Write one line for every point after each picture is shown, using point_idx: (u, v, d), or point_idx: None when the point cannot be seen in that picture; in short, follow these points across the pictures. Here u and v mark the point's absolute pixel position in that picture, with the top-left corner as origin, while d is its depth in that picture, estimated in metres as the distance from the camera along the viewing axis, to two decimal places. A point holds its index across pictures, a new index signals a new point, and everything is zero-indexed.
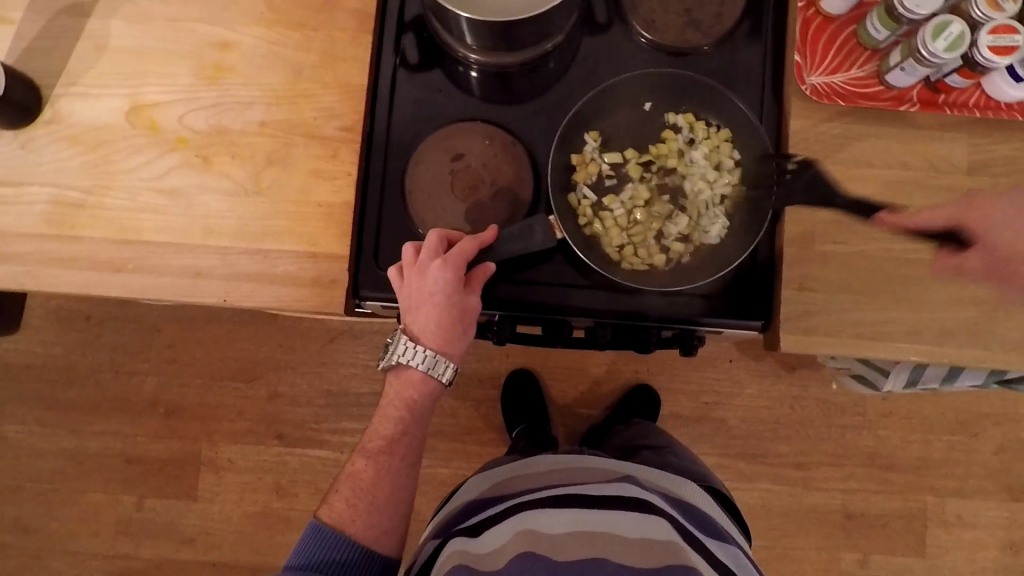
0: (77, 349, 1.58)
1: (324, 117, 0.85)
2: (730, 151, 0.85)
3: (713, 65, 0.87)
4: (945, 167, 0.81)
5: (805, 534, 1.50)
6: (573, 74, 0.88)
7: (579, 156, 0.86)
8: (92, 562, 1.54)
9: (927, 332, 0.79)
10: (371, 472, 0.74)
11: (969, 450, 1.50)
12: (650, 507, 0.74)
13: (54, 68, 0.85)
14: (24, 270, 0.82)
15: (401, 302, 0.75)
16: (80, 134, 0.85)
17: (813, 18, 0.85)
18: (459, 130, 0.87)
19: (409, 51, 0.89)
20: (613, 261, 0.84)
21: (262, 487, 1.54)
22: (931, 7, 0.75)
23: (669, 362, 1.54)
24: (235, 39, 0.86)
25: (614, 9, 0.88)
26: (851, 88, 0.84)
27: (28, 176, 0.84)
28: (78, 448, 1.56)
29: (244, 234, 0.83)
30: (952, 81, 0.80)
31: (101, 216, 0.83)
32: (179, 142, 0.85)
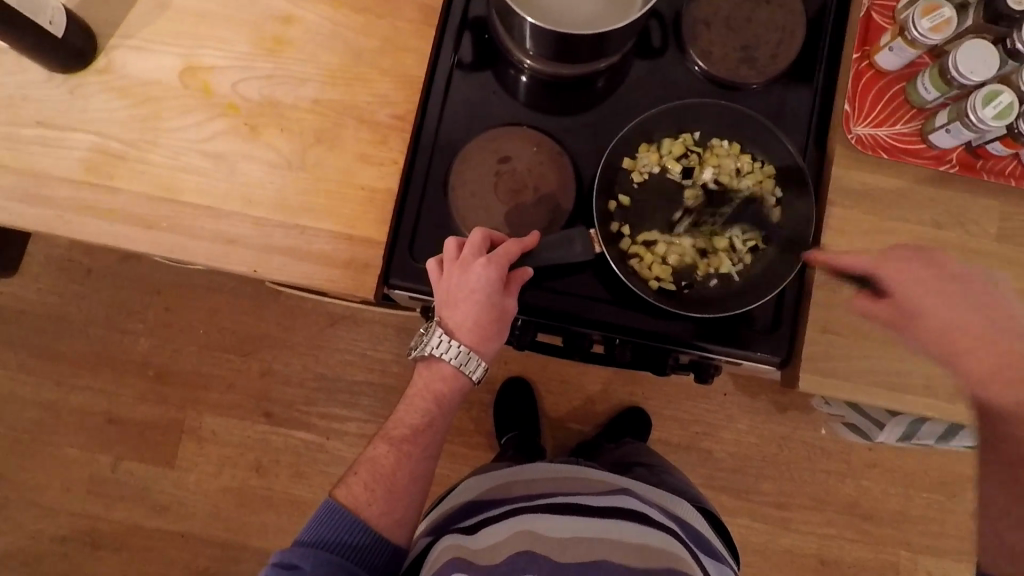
0: (75, 301, 1.56)
1: (378, 102, 0.86)
2: (773, 188, 0.85)
3: (760, 103, 0.89)
4: (976, 231, 0.84)
5: (778, 574, 1.51)
6: (623, 95, 0.90)
7: (631, 162, 0.86)
8: (61, 519, 1.51)
9: (939, 388, 0.82)
10: (391, 459, 0.74)
11: (946, 510, 1.52)
12: (648, 520, 0.75)
13: (111, 18, 0.85)
14: (55, 215, 0.82)
15: (438, 296, 0.75)
16: (130, 87, 0.84)
17: (866, 71, 0.88)
18: (509, 134, 0.87)
19: (467, 50, 0.90)
20: (634, 273, 0.83)
21: (243, 463, 1.53)
22: (983, 76, 0.77)
23: (664, 388, 1.55)
24: (298, 14, 0.87)
25: (672, 36, 0.90)
26: (895, 143, 0.86)
27: (71, 122, 0.83)
28: (62, 401, 1.54)
29: (283, 207, 0.83)
30: (993, 148, 0.83)
31: (141, 171, 0.83)
32: (229, 108, 0.85)
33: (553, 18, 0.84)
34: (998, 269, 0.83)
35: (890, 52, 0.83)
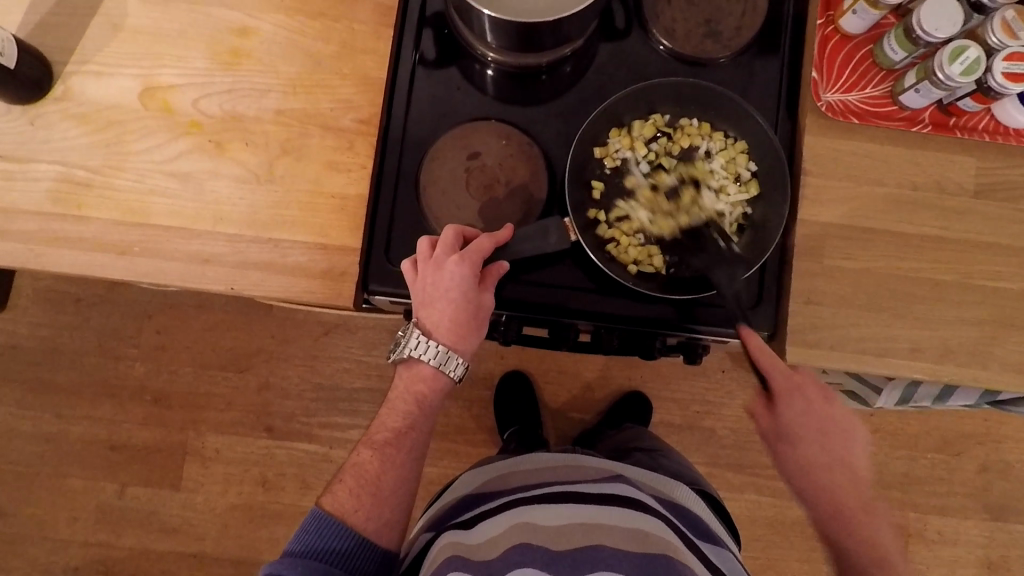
0: (65, 332, 1.55)
1: (341, 107, 0.85)
2: (746, 163, 0.85)
3: (729, 77, 0.88)
4: (953, 189, 0.83)
5: (789, 545, 1.52)
6: (589, 79, 0.89)
7: (602, 149, 0.85)
8: (71, 550, 1.51)
9: (929, 350, 0.81)
10: (376, 463, 0.74)
11: (953, 469, 1.51)
12: (644, 506, 0.75)
13: (65, 44, 0.84)
14: (26, 248, 0.81)
15: (414, 296, 0.75)
16: (89, 112, 0.83)
17: (832, 36, 0.86)
18: (477, 128, 0.86)
19: (428, 47, 0.89)
20: (613, 259, 0.82)
21: (248, 479, 1.53)
22: (949, 32, 0.76)
23: (662, 370, 1.55)
24: (253, 25, 0.85)
25: (635, 16, 0.89)
26: (867, 107, 0.85)
27: (34, 153, 0.82)
28: (62, 432, 1.53)
29: (254, 222, 0.82)
30: (964, 105, 0.82)
31: (108, 197, 0.82)
32: (193, 126, 0.84)
33: (529, 14, 0.82)
34: (978, 225, 0.82)
35: (854, 15, 0.82)
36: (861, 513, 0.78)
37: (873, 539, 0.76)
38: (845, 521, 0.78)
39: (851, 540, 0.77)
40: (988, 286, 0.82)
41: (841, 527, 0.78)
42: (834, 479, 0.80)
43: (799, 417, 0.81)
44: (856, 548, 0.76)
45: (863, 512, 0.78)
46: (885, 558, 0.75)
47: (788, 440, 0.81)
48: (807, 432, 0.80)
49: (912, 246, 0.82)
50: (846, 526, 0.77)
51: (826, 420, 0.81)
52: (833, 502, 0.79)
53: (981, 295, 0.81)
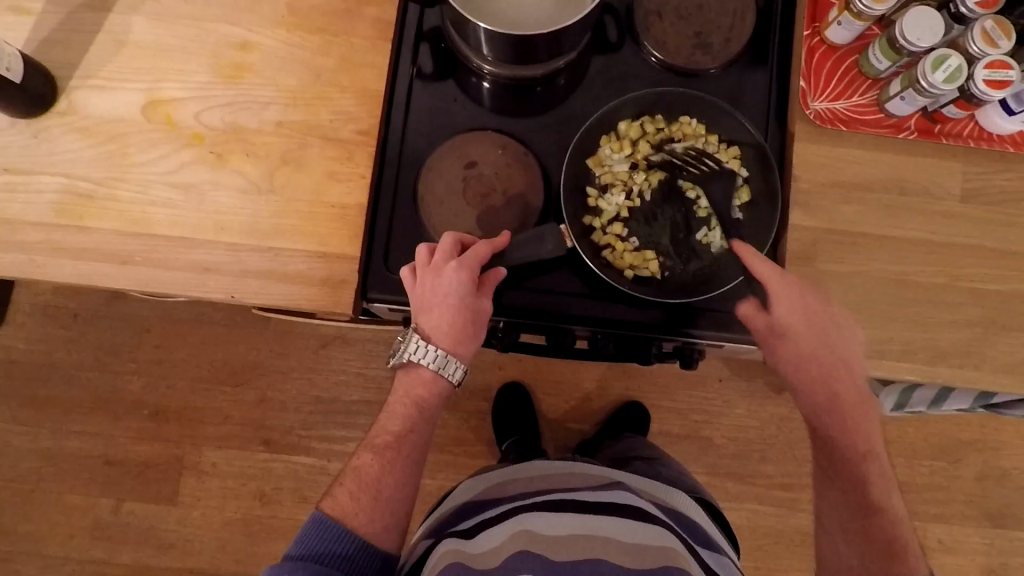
0: (63, 346, 1.55)
1: (340, 119, 0.86)
2: (739, 168, 0.86)
3: (720, 88, 0.90)
4: (940, 194, 0.85)
5: (790, 555, 1.51)
6: (584, 91, 0.91)
7: (594, 158, 0.86)
8: (67, 567, 1.50)
9: (922, 352, 0.82)
10: (376, 467, 0.74)
11: (951, 476, 1.51)
12: (643, 514, 0.75)
13: (70, 60, 0.86)
14: (29, 259, 0.82)
15: (414, 301, 0.76)
16: (93, 126, 0.85)
17: (818, 46, 0.89)
18: (474, 139, 0.88)
19: (425, 60, 0.91)
20: (609, 266, 0.84)
21: (246, 493, 1.52)
22: (930, 42, 0.79)
23: (660, 380, 1.55)
24: (254, 40, 0.87)
25: (627, 29, 0.91)
26: (854, 114, 0.87)
27: (39, 165, 0.84)
28: (59, 447, 1.53)
29: (255, 231, 0.84)
30: (949, 111, 0.84)
31: (111, 208, 0.83)
32: (194, 138, 0.85)
33: (542, 24, 0.85)
34: (966, 230, 0.84)
35: (840, 26, 0.85)
36: (856, 409, 0.76)
37: (865, 433, 0.75)
38: (841, 416, 0.76)
39: (845, 435, 0.75)
40: (977, 289, 0.83)
41: (837, 424, 0.76)
42: (833, 378, 0.76)
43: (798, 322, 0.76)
44: (851, 443, 0.75)
45: (854, 403, 0.76)
46: (874, 452, 0.75)
47: (781, 339, 0.77)
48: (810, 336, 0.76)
49: (902, 250, 0.84)
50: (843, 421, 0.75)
51: (823, 319, 0.76)
52: (832, 399, 0.76)
53: (971, 298, 0.83)
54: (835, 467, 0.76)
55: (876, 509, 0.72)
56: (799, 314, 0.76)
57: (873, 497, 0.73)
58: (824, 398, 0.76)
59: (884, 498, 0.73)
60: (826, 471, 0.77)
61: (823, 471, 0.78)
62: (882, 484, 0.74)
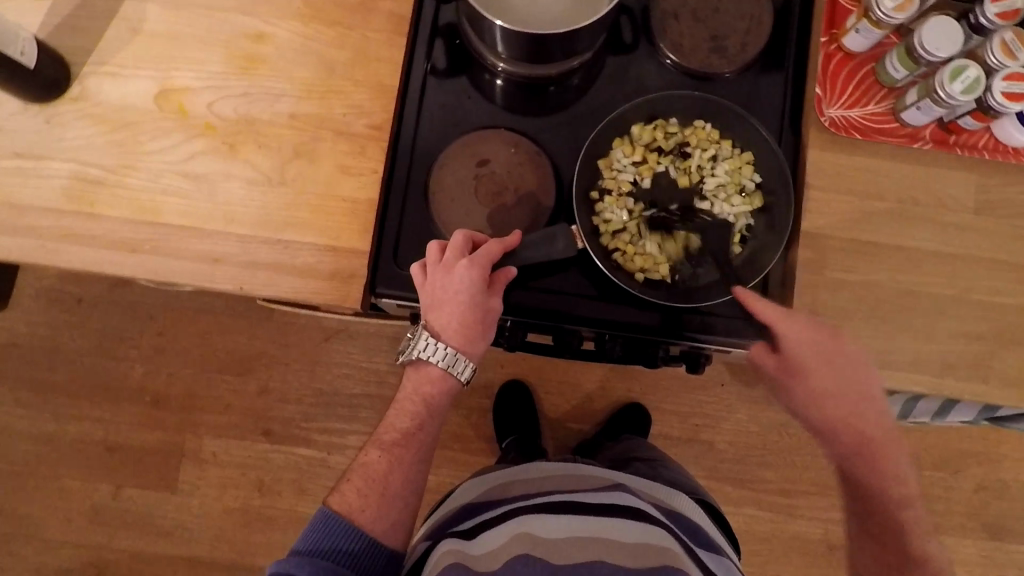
0: (67, 332, 1.56)
1: (353, 113, 0.86)
2: (751, 174, 0.86)
3: (734, 92, 0.90)
4: (953, 205, 0.85)
5: (786, 561, 1.51)
6: (598, 91, 0.90)
7: (606, 160, 0.86)
8: (65, 551, 1.50)
9: (928, 363, 0.82)
10: (384, 464, 0.74)
11: (951, 488, 1.51)
12: (646, 516, 0.75)
13: (84, 46, 0.85)
14: (38, 245, 0.82)
15: (423, 299, 0.76)
16: (105, 113, 0.85)
17: (835, 53, 0.88)
18: (486, 137, 0.88)
19: (439, 56, 0.90)
20: (620, 268, 0.83)
21: (245, 484, 1.52)
22: (950, 52, 0.78)
23: (662, 382, 1.55)
24: (269, 31, 0.87)
25: (642, 30, 0.91)
26: (868, 123, 0.87)
27: (50, 151, 0.83)
28: (60, 432, 1.53)
29: (265, 222, 0.83)
30: (965, 123, 0.84)
31: (121, 195, 0.83)
32: (206, 128, 0.85)
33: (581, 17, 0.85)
34: (977, 242, 0.84)
35: (858, 33, 0.84)
36: (885, 451, 0.78)
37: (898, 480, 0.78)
38: (872, 465, 0.78)
39: (879, 481, 0.78)
40: (986, 301, 0.83)
41: (866, 468, 0.78)
42: (862, 424, 0.78)
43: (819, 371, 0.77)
44: (886, 489, 0.77)
45: (887, 451, 0.78)
46: (909, 499, 0.77)
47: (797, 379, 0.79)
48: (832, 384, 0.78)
49: (912, 261, 0.84)
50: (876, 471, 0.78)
51: (836, 355, 0.78)
52: (860, 442, 0.78)
53: (979, 310, 0.83)
54: (869, 512, 0.78)
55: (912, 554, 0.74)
56: (811, 353, 0.78)
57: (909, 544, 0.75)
58: (857, 448, 0.78)
59: (919, 543, 0.75)
60: (858, 513, 0.79)
61: (854, 513, 0.80)
62: (914, 528, 0.76)
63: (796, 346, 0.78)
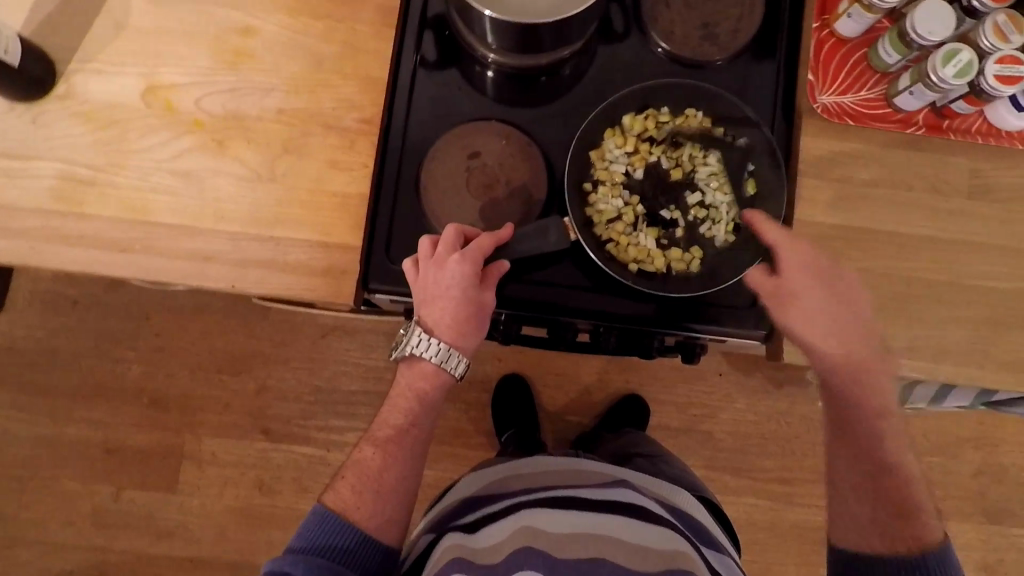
0: (62, 333, 1.55)
1: (343, 107, 0.86)
2: (744, 161, 0.85)
3: (727, 80, 0.89)
4: (947, 190, 0.84)
5: (787, 549, 1.52)
6: (589, 81, 0.90)
7: (597, 151, 0.85)
8: (65, 553, 1.50)
9: (925, 349, 0.81)
10: (378, 461, 0.74)
11: (950, 473, 1.52)
12: (647, 514, 0.75)
13: (68, 44, 0.84)
14: (27, 246, 0.81)
15: (416, 294, 0.75)
16: (92, 111, 0.84)
17: (827, 39, 0.88)
18: (477, 129, 0.87)
19: (428, 48, 0.89)
20: (614, 259, 0.83)
21: (244, 482, 1.52)
22: (942, 35, 0.78)
23: (660, 373, 1.55)
24: (256, 25, 0.86)
25: (633, 19, 0.90)
26: (862, 109, 0.86)
27: (37, 151, 0.83)
28: (58, 434, 1.53)
29: (257, 220, 0.83)
30: (957, 107, 0.84)
31: (110, 195, 0.82)
32: (195, 125, 0.84)
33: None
34: (972, 226, 0.84)
35: (850, 18, 0.84)
36: (872, 371, 0.73)
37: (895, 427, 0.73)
38: (863, 397, 0.73)
39: (863, 398, 0.73)
40: (982, 286, 0.83)
41: (851, 385, 0.73)
42: (867, 365, 0.73)
43: (823, 306, 0.72)
44: (869, 407, 0.72)
45: (881, 385, 0.73)
46: (888, 415, 0.73)
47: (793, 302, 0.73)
48: (841, 326, 0.72)
49: (908, 247, 0.83)
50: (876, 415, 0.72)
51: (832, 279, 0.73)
52: (850, 361, 0.72)
53: (975, 295, 0.82)
54: (848, 428, 0.74)
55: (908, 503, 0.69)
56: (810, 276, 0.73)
57: (885, 458, 0.72)
58: (857, 389, 0.72)
59: (897, 459, 0.72)
60: (838, 429, 0.75)
61: (835, 434, 0.75)
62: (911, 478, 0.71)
63: (796, 269, 0.73)
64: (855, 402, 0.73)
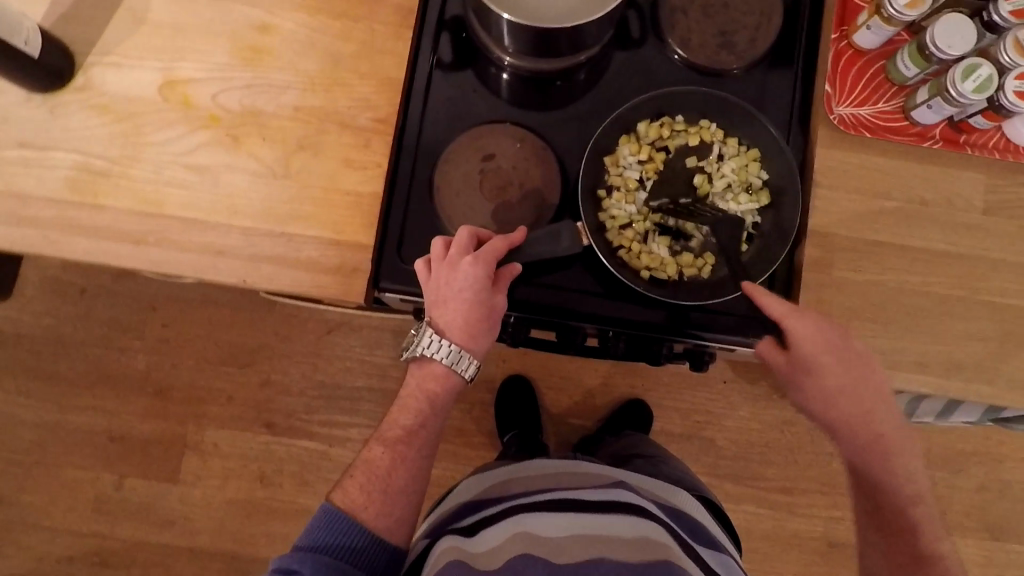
0: (70, 322, 1.56)
1: (358, 106, 0.86)
2: (758, 171, 0.85)
3: (742, 88, 0.89)
4: (961, 205, 0.84)
5: (787, 558, 1.51)
6: (604, 86, 0.90)
7: (612, 158, 0.85)
8: (68, 540, 1.51)
9: (934, 363, 0.81)
10: (387, 460, 0.74)
11: (953, 487, 1.51)
12: (646, 514, 0.75)
13: (88, 36, 0.85)
14: (42, 235, 0.82)
15: (427, 295, 0.75)
16: (110, 103, 0.84)
17: (845, 50, 0.87)
18: (492, 131, 0.87)
19: (445, 49, 0.89)
20: (625, 265, 0.83)
21: (247, 475, 1.53)
22: (962, 50, 0.78)
23: (665, 379, 1.55)
24: (274, 22, 0.86)
25: (650, 25, 0.90)
26: (878, 121, 0.86)
27: (54, 141, 0.83)
28: (64, 422, 1.53)
29: (270, 215, 0.83)
30: (976, 122, 0.83)
31: (125, 187, 0.83)
32: (211, 120, 0.84)
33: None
34: (985, 242, 0.83)
35: (869, 31, 0.84)
36: (897, 452, 0.76)
37: (915, 486, 0.75)
38: (892, 478, 0.75)
39: (891, 480, 0.75)
40: (993, 302, 0.82)
41: (879, 464, 0.76)
42: (876, 423, 0.76)
43: (841, 382, 0.76)
44: (897, 489, 0.75)
45: (908, 466, 0.76)
46: (920, 500, 0.75)
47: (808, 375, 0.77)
48: (844, 379, 0.75)
49: (920, 260, 0.83)
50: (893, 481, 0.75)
51: (845, 351, 0.75)
52: (873, 437, 0.76)
53: (986, 311, 0.82)
54: (881, 511, 0.75)
55: (928, 556, 0.71)
56: (821, 348, 0.75)
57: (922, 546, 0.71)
58: (882, 470, 0.75)
59: (935, 545, 0.71)
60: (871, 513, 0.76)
61: (865, 515, 0.77)
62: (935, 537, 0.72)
63: (805, 340, 0.75)
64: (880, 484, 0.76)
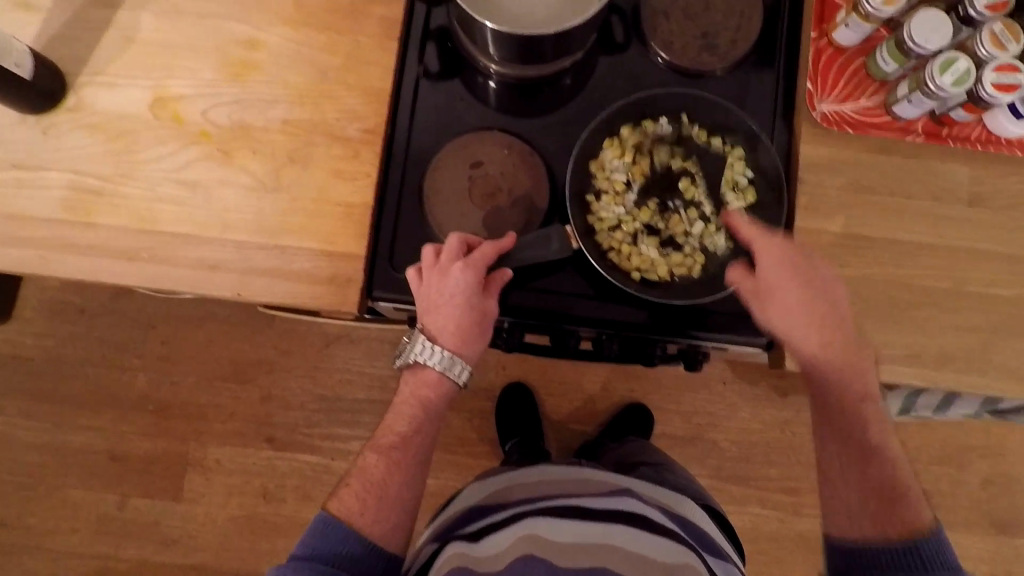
0: (69, 341, 1.56)
1: (347, 118, 0.87)
2: (743, 169, 0.86)
3: (726, 89, 0.90)
4: (947, 198, 0.85)
5: (793, 559, 1.51)
6: (589, 91, 0.91)
7: (596, 164, 0.86)
8: (71, 562, 1.50)
9: (927, 356, 0.82)
10: (382, 467, 0.74)
11: (958, 482, 1.50)
12: (649, 522, 0.75)
13: (79, 57, 0.86)
14: (37, 255, 0.82)
15: (419, 302, 0.76)
16: (101, 122, 0.85)
17: (825, 49, 0.88)
18: (480, 139, 0.88)
19: (431, 59, 0.91)
20: (616, 268, 0.84)
21: (249, 490, 1.52)
22: (938, 44, 0.79)
23: (664, 382, 1.55)
24: (262, 38, 0.88)
25: (633, 29, 0.91)
26: (861, 117, 0.87)
27: (47, 162, 0.84)
28: (64, 442, 1.53)
29: (262, 229, 0.84)
30: (956, 115, 0.84)
31: (118, 205, 0.84)
32: (202, 135, 0.85)
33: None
34: (973, 233, 0.84)
35: (847, 28, 0.85)
36: (856, 364, 0.75)
37: (868, 396, 0.75)
38: (848, 389, 0.74)
39: (847, 391, 0.74)
40: (984, 293, 0.83)
41: (834, 374, 0.74)
42: (836, 342, 0.74)
43: (801, 300, 0.74)
44: (852, 398, 0.74)
45: (864, 377, 0.75)
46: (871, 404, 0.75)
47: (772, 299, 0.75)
48: (806, 300, 0.74)
49: (908, 254, 0.84)
50: (858, 408, 0.74)
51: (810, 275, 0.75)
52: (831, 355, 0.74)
53: (976, 302, 0.83)
54: (834, 418, 0.75)
55: (877, 455, 0.73)
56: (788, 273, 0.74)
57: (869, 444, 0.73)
58: (840, 380, 0.74)
59: (882, 446, 0.73)
60: (823, 419, 0.76)
61: (819, 422, 0.77)
62: (893, 453, 0.73)
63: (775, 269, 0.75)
64: (836, 393, 0.75)
